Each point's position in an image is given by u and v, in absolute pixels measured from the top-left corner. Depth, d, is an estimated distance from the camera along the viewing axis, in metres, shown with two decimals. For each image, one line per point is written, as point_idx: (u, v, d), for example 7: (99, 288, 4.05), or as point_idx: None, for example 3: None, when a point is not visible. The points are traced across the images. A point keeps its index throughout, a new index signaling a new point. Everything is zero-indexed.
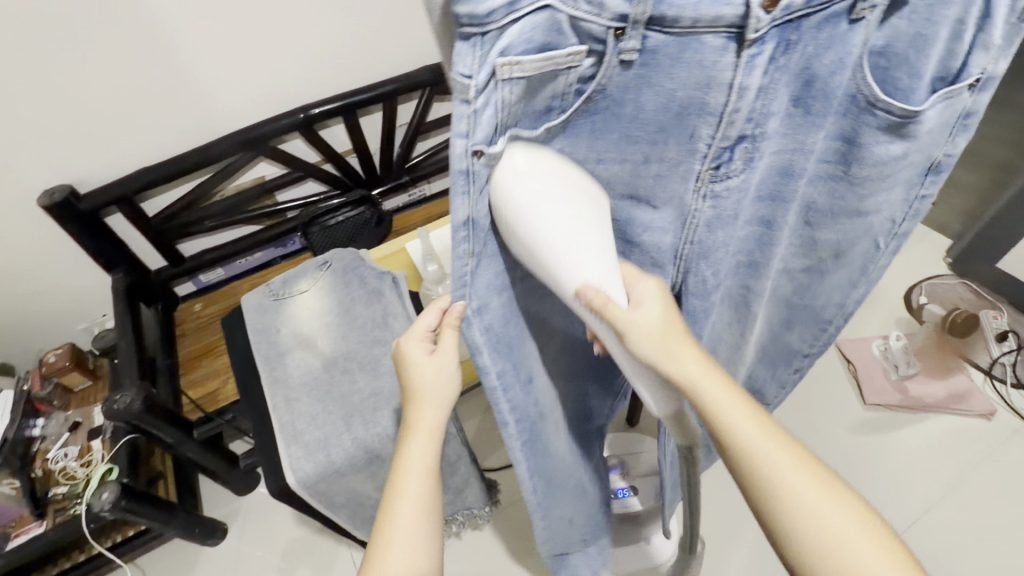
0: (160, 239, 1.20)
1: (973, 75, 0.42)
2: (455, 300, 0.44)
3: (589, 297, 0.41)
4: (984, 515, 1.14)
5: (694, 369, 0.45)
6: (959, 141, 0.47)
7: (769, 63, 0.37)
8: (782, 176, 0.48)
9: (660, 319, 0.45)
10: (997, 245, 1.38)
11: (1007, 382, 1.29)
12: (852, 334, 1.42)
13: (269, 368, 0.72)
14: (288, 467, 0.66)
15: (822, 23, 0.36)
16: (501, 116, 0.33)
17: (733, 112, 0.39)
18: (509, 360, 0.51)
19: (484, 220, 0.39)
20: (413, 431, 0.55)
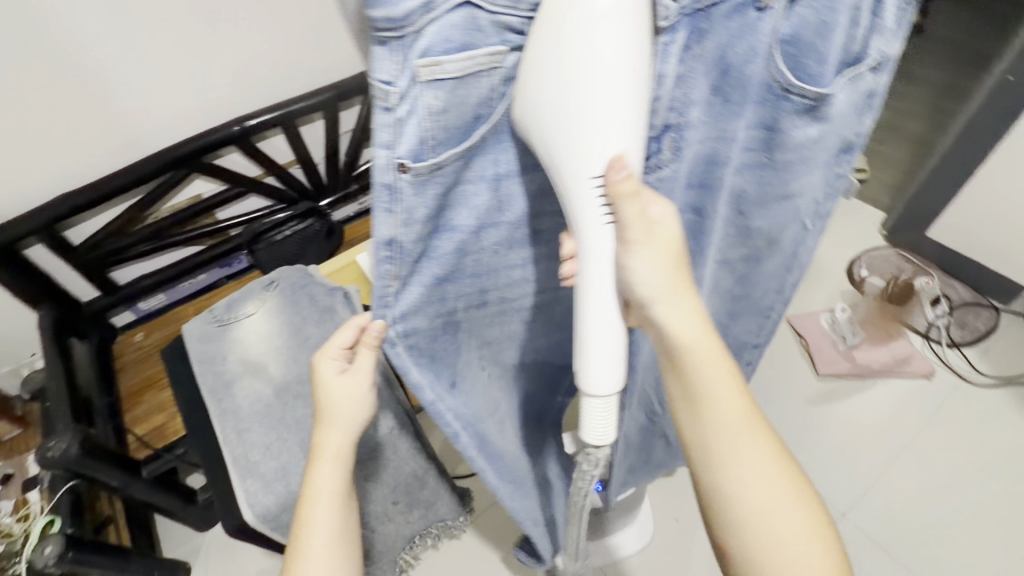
0: (90, 267, 1.12)
1: (871, 57, 0.43)
2: (373, 318, 0.44)
3: (618, 175, 0.36)
4: (929, 468, 1.22)
5: (684, 318, 0.44)
6: (867, 118, 0.49)
7: (683, 51, 0.38)
8: (708, 163, 0.48)
9: (675, 236, 0.41)
10: (924, 215, 1.47)
11: (943, 343, 1.37)
12: (801, 309, 1.47)
13: (216, 400, 0.68)
14: (244, 501, 0.63)
15: (731, 12, 0.37)
16: (426, 126, 0.33)
17: (654, 100, 0.40)
18: (432, 370, 0.51)
19: (409, 244, 0.39)
20: (316, 457, 0.53)
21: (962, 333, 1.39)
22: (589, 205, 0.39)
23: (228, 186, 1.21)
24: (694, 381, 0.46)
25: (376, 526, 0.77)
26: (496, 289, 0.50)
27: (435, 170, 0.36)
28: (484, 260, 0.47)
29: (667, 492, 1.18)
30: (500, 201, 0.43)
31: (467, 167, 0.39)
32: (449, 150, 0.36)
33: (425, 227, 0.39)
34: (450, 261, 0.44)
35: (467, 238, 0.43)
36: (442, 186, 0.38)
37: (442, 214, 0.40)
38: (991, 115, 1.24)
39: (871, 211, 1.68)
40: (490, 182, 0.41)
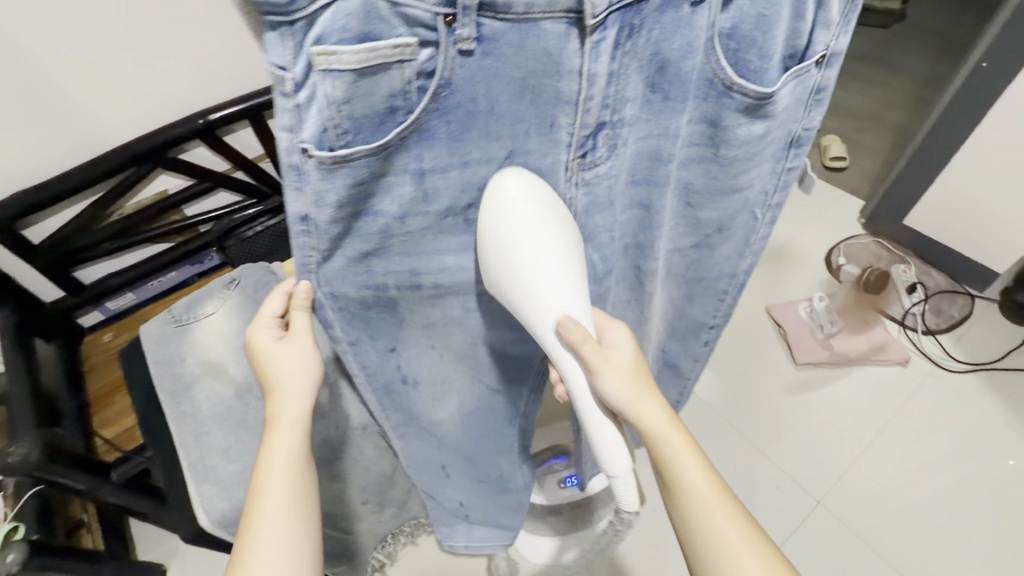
0: (54, 267, 1.09)
1: (817, 51, 0.46)
2: (298, 280, 0.44)
3: (568, 329, 0.47)
4: (904, 452, 1.23)
5: (655, 418, 0.52)
6: (815, 114, 0.51)
7: (614, 49, 0.39)
8: (652, 159, 0.50)
9: (629, 357, 0.53)
10: (902, 203, 1.48)
11: (919, 330, 1.39)
12: (780, 298, 1.47)
13: (174, 403, 0.66)
14: (199, 507, 0.61)
15: (662, 7, 0.39)
16: (327, 114, 0.32)
17: (587, 99, 0.41)
18: (365, 332, 0.52)
19: (323, 223, 0.38)
20: (273, 424, 0.52)
21: (937, 320, 1.40)
22: (553, 348, 0.49)
23: (196, 182, 1.18)
24: (669, 465, 0.52)
25: (347, 527, 0.75)
26: (429, 273, 0.50)
27: (345, 162, 0.35)
28: (412, 242, 0.46)
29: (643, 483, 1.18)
30: (426, 193, 0.42)
31: (385, 162, 0.37)
32: (361, 143, 0.35)
33: (342, 211, 0.38)
34: (373, 241, 0.43)
35: (392, 223, 0.43)
36: (356, 178, 0.36)
37: (363, 200, 0.39)
38: (964, 103, 1.24)
39: (848, 200, 1.68)
40: (413, 175, 0.40)
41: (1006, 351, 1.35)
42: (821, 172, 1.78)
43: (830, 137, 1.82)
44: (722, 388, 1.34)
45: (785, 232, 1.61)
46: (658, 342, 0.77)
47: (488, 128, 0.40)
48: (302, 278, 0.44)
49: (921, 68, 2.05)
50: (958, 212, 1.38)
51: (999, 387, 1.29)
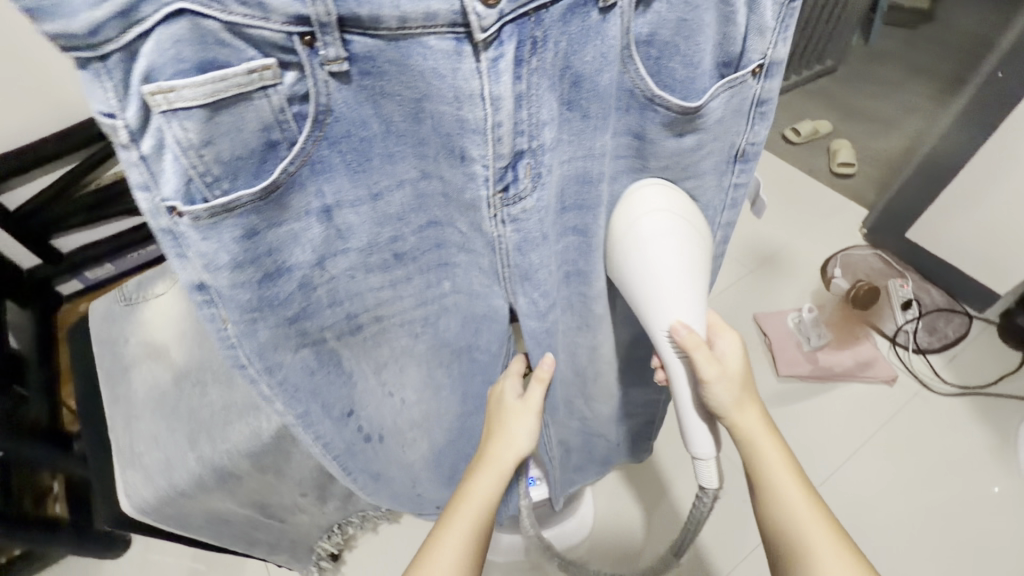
0: (26, 233, 1.08)
1: (753, 61, 0.45)
2: (224, 355, 0.44)
3: (681, 335, 0.52)
4: (886, 471, 1.20)
5: (753, 426, 0.59)
6: (760, 128, 0.50)
7: (517, 67, 0.37)
8: (580, 181, 0.49)
9: (734, 366, 0.57)
10: (905, 215, 1.42)
11: (910, 349, 1.34)
12: (769, 306, 1.43)
13: (112, 384, 0.67)
14: (122, 491, 0.61)
15: (567, 14, 0.37)
16: (185, 160, 0.32)
17: (496, 126, 0.39)
18: (313, 401, 0.54)
19: (225, 290, 0.39)
20: (487, 464, 0.63)
21: (930, 339, 1.35)
22: (664, 348, 0.54)
23: None
24: (765, 474, 0.59)
25: (286, 516, 0.75)
26: (365, 313, 0.50)
27: (230, 210, 0.35)
28: (340, 287, 0.47)
29: (615, 487, 1.16)
30: (339, 230, 0.42)
31: (279, 205, 0.37)
32: (241, 188, 0.35)
33: (247, 272, 0.39)
34: (295, 303, 0.44)
35: (307, 274, 0.43)
36: (246, 228, 0.37)
37: (267, 257, 0.39)
38: (978, 113, 1.17)
39: (853, 209, 1.62)
40: (319, 214, 0.40)
41: (1000, 375, 1.30)
42: (827, 176, 1.72)
43: (841, 142, 1.75)
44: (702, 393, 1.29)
45: (783, 238, 1.56)
46: (616, 352, 0.75)
47: (391, 151, 0.41)
48: (230, 356, 0.45)
49: (947, 72, 1.95)
50: (963, 228, 1.32)
51: (987, 414, 1.25)
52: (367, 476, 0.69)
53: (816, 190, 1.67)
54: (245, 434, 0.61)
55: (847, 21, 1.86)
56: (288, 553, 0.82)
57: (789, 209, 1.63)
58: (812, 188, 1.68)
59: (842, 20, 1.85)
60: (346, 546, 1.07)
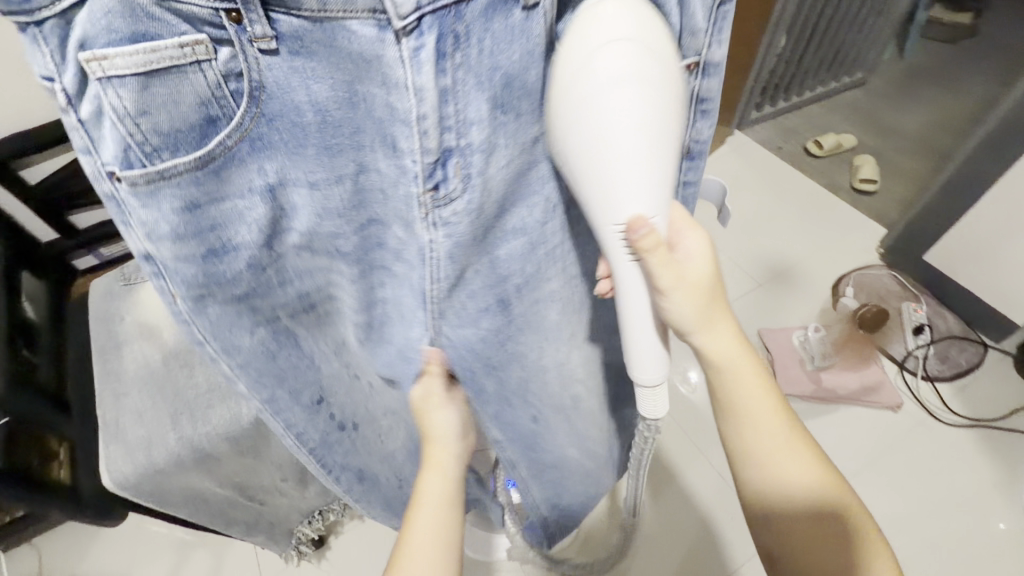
0: (44, 206, 1.11)
1: (690, 56, 0.42)
2: (181, 329, 0.43)
3: (639, 233, 0.39)
4: (886, 499, 1.16)
5: (720, 340, 0.51)
6: (703, 126, 0.46)
7: (441, 60, 0.31)
8: (517, 180, 0.42)
9: (702, 272, 0.46)
10: (923, 238, 1.38)
11: (918, 375, 1.30)
12: (775, 322, 1.40)
13: (104, 359, 0.69)
14: (104, 467, 0.62)
15: (488, 10, 0.31)
16: (121, 128, 0.30)
17: (421, 121, 0.33)
18: (279, 386, 0.53)
19: (170, 263, 0.37)
20: (432, 464, 0.61)
21: (940, 367, 1.31)
22: (612, 247, 0.42)
23: None
24: (729, 389, 0.53)
25: (265, 498, 0.77)
26: (319, 292, 0.48)
27: (166, 178, 0.33)
28: (288, 265, 0.44)
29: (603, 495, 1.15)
30: (285, 208, 0.39)
31: (219, 179, 0.34)
32: (179, 156, 0.32)
33: (190, 246, 0.37)
34: (245, 282, 0.42)
35: (256, 253, 0.40)
36: (185, 200, 0.34)
37: (211, 233, 0.37)
38: (1005, 137, 1.13)
39: (871, 227, 1.58)
40: (263, 192, 0.37)
41: (1012, 409, 1.25)
42: (848, 192, 1.67)
43: (864, 157, 1.70)
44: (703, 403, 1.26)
45: (797, 252, 1.52)
46: None
47: (328, 144, 0.36)
48: (187, 331, 0.44)
49: (981, 90, 1.88)
50: (983, 254, 1.27)
51: (994, 449, 1.20)
52: (348, 471, 0.70)
53: (834, 206, 1.63)
54: (226, 417, 0.64)
55: (880, 34, 1.81)
56: (266, 534, 0.84)
57: (805, 224, 1.59)
58: (830, 204, 1.64)
59: (875, 32, 1.80)
60: (330, 531, 1.08)
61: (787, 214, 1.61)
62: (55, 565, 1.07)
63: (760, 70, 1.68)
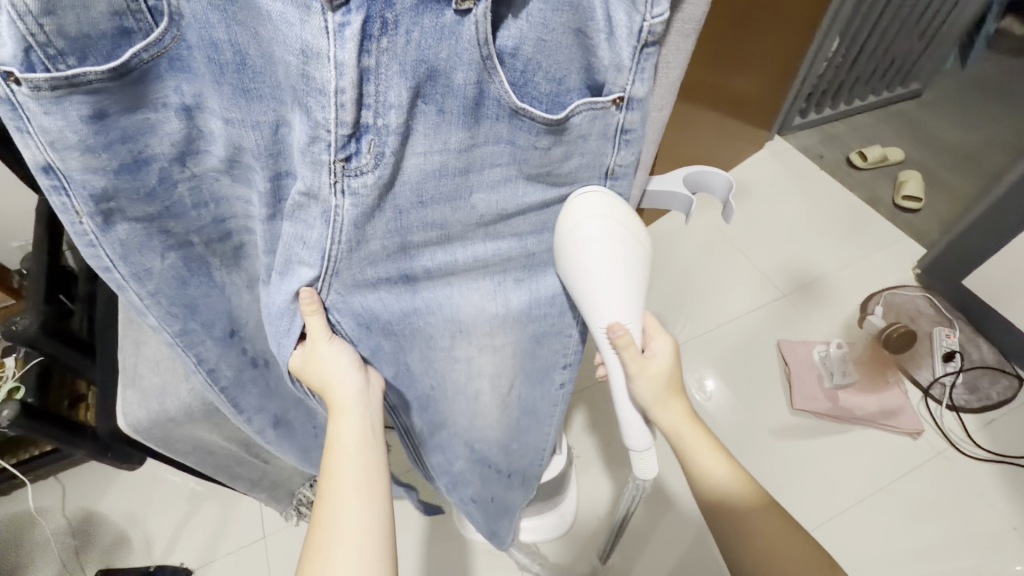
0: None
1: (614, 92, 0.44)
2: (85, 252, 0.45)
3: (617, 333, 0.53)
4: (897, 527, 1.11)
5: (671, 414, 0.60)
6: (626, 152, 0.49)
7: (363, 40, 0.35)
8: (439, 175, 0.45)
9: (664, 367, 0.58)
10: (964, 262, 1.31)
11: (942, 403, 1.25)
12: (796, 335, 1.36)
13: (129, 309, 0.73)
14: (120, 410, 0.65)
15: (419, 6, 0.35)
16: (23, 27, 0.32)
17: (338, 93, 0.36)
18: (187, 321, 0.54)
19: (74, 173, 0.39)
20: (338, 410, 0.54)
21: (967, 397, 1.26)
22: (600, 341, 0.55)
23: None
24: (687, 450, 0.61)
25: (267, 457, 0.80)
26: (236, 219, 0.50)
27: (75, 85, 0.35)
28: (205, 187, 0.46)
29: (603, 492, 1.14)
30: (201, 131, 0.42)
31: (134, 92, 0.38)
32: (88, 66, 0.35)
33: (100, 157, 0.39)
34: (157, 201, 0.45)
35: (166, 168, 0.43)
36: (94, 108, 0.37)
37: (125, 142, 0.40)
38: None
39: (910, 246, 1.51)
40: (179, 111, 0.40)
41: None
42: (888, 208, 1.60)
43: (910, 173, 1.63)
44: (712, 411, 1.24)
45: (829, 265, 1.47)
46: None
47: (246, 87, 0.39)
48: (93, 256, 0.46)
49: None
50: None
51: (1019, 488, 1.15)
52: None
53: (872, 223, 1.56)
54: None
55: (940, 43, 1.71)
56: (268, 493, 0.87)
57: (839, 237, 1.53)
58: (869, 221, 1.57)
59: (935, 41, 1.70)
60: None
61: (821, 226, 1.55)
62: (75, 498, 1.13)
63: (806, 75, 1.63)
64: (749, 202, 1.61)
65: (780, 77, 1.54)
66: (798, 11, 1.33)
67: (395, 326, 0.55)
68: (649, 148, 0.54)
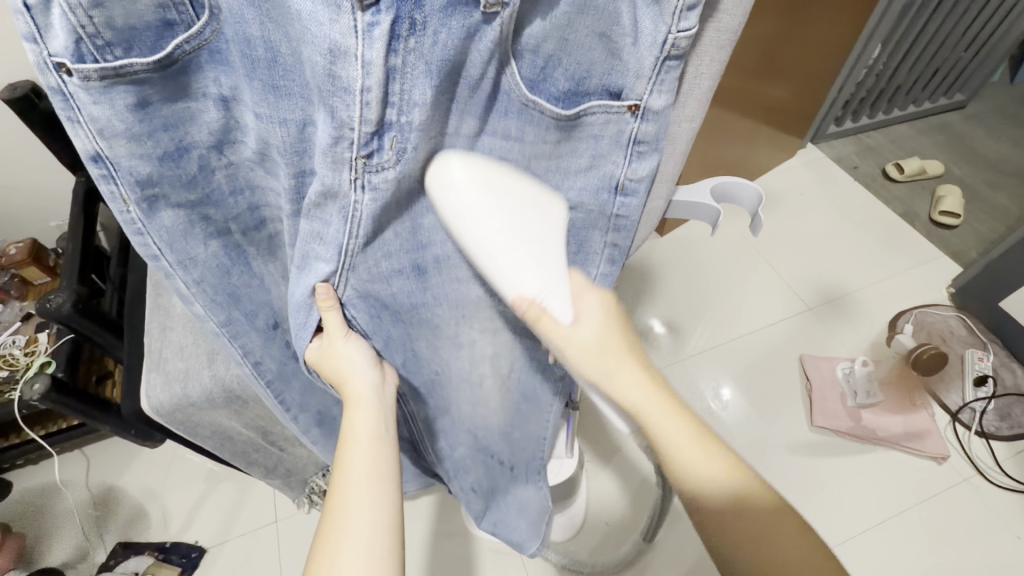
0: None
1: (630, 99, 0.44)
2: (134, 242, 0.45)
3: (524, 308, 0.47)
4: (918, 554, 1.07)
5: (632, 389, 0.51)
6: (641, 165, 0.48)
7: (392, 42, 0.35)
8: (444, 160, 0.46)
9: (598, 334, 0.51)
10: (1003, 283, 1.27)
11: (972, 429, 1.21)
12: (820, 350, 1.33)
13: (156, 294, 0.75)
14: (143, 392, 0.66)
15: (447, 8, 0.35)
16: (73, 19, 0.32)
17: (364, 91, 0.36)
18: (234, 310, 0.55)
19: (122, 160, 0.40)
20: (352, 404, 0.55)
21: (998, 424, 1.21)
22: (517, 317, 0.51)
23: None
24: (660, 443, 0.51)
25: (284, 445, 0.81)
26: (270, 209, 0.51)
27: (122, 75, 0.35)
28: (241, 175, 0.47)
29: (609, 496, 1.13)
30: (235, 123, 0.43)
31: (175, 82, 0.38)
32: (134, 57, 0.35)
33: (146, 145, 0.40)
34: (198, 188, 0.45)
35: (206, 155, 0.44)
36: (138, 97, 0.37)
37: (167, 130, 0.40)
38: None
39: (946, 263, 1.46)
40: (216, 102, 0.41)
41: None
42: (924, 223, 1.54)
43: (949, 187, 1.57)
44: (729, 422, 1.22)
45: (858, 280, 1.43)
46: None
47: (275, 84, 0.39)
48: (142, 244, 0.46)
49: None
50: None
51: None
52: None
53: (906, 237, 1.51)
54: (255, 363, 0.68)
55: (990, 54, 1.65)
56: (283, 480, 0.89)
57: (871, 249, 1.49)
58: (905, 237, 1.52)
59: (985, 51, 1.64)
60: None
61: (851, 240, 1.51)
62: (99, 472, 1.16)
63: (845, 82, 1.57)
64: (778, 211, 1.57)
65: (817, 84, 1.50)
66: (840, 16, 1.28)
67: (404, 314, 0.56)
68: (675, 160, 0.51)
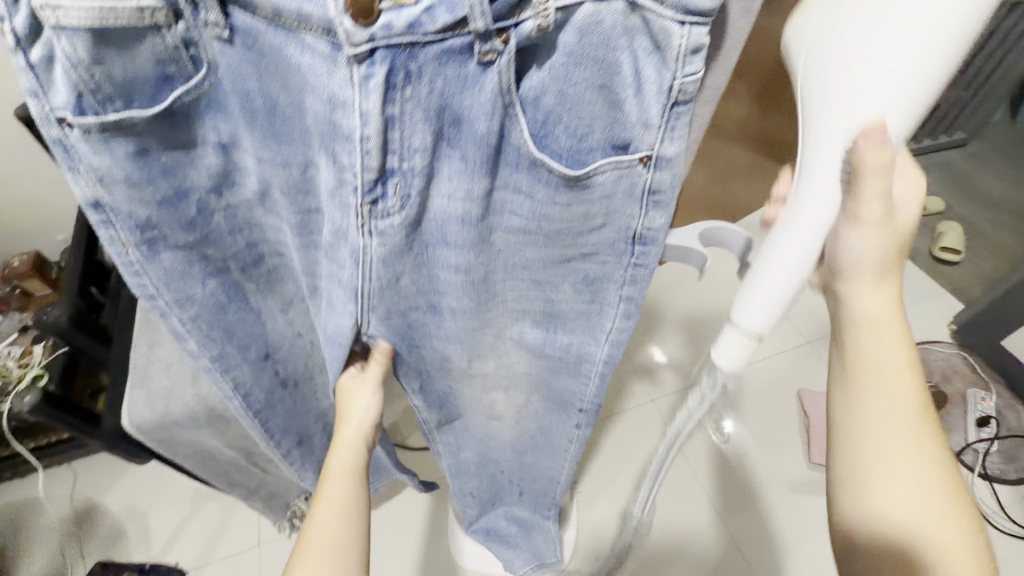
0: None
1: (640, 150, 0.41)
2: (129, 282, 0.47)
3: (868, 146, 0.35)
4: None
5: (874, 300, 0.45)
6: (656, 216, 0.45)
7: (388, 89, 0.34)
8: (461, 222, 0.44)
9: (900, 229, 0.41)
10: (1006, 323, 1.26)
11: (974, 470, 1.17)
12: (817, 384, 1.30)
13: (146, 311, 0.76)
14: (127, 409, 0.67)
15: (442, 56, 0.34)
16: (75, 75, 0.34)
17: (363, 140, 0.36)
18: (227, 345, 0.56)
19: (121, 205, 0.42)
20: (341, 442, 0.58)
21: (1003, 466, 1.18)
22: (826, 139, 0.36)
23: None
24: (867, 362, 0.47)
25: (267, 467, 0.81)
26: (269, 245, 0.51)
27: (122, 127, 0.37)
28: (240, 215, 0.47)
29: (599, 529, 1.12)
30: (236, 167, 0.43)
31: (173, 129, 0.39)
32: (133, 109, 0.37)
33: (145, 190, 0.42)
34: (196, 230, 0.46)
35: (204, 199, 0.45)
36: (137, 146, 0.39)
37: (166, 176, 0.42)
38: None
39: (947, 299, 1.45)
40: (216, 147, 0.42)
41: None
42: (926, 259, 1.54)
43: (950, 224, 1.56)
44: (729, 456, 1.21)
45: None
46: None
47: (276, 130, 0.40)
48: (138, 284, 0.48)
49: None
50: None
51: None
52: None
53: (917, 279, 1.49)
54: None
55: (991, 93, 1.66)
56: (266, 502, 0.88)
57: None
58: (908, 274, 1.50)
59: (985, 90, 1.65)
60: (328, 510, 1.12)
61: None
62: (85, 487, 1.15)
63: None
64: None
65: None
66: None
67: (419, 333, 0.54)
68: None
